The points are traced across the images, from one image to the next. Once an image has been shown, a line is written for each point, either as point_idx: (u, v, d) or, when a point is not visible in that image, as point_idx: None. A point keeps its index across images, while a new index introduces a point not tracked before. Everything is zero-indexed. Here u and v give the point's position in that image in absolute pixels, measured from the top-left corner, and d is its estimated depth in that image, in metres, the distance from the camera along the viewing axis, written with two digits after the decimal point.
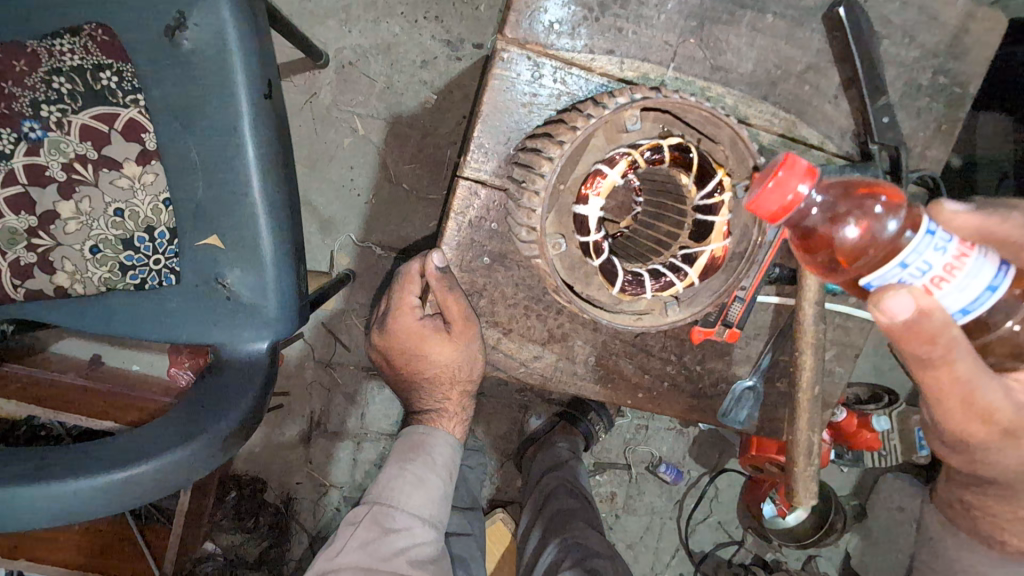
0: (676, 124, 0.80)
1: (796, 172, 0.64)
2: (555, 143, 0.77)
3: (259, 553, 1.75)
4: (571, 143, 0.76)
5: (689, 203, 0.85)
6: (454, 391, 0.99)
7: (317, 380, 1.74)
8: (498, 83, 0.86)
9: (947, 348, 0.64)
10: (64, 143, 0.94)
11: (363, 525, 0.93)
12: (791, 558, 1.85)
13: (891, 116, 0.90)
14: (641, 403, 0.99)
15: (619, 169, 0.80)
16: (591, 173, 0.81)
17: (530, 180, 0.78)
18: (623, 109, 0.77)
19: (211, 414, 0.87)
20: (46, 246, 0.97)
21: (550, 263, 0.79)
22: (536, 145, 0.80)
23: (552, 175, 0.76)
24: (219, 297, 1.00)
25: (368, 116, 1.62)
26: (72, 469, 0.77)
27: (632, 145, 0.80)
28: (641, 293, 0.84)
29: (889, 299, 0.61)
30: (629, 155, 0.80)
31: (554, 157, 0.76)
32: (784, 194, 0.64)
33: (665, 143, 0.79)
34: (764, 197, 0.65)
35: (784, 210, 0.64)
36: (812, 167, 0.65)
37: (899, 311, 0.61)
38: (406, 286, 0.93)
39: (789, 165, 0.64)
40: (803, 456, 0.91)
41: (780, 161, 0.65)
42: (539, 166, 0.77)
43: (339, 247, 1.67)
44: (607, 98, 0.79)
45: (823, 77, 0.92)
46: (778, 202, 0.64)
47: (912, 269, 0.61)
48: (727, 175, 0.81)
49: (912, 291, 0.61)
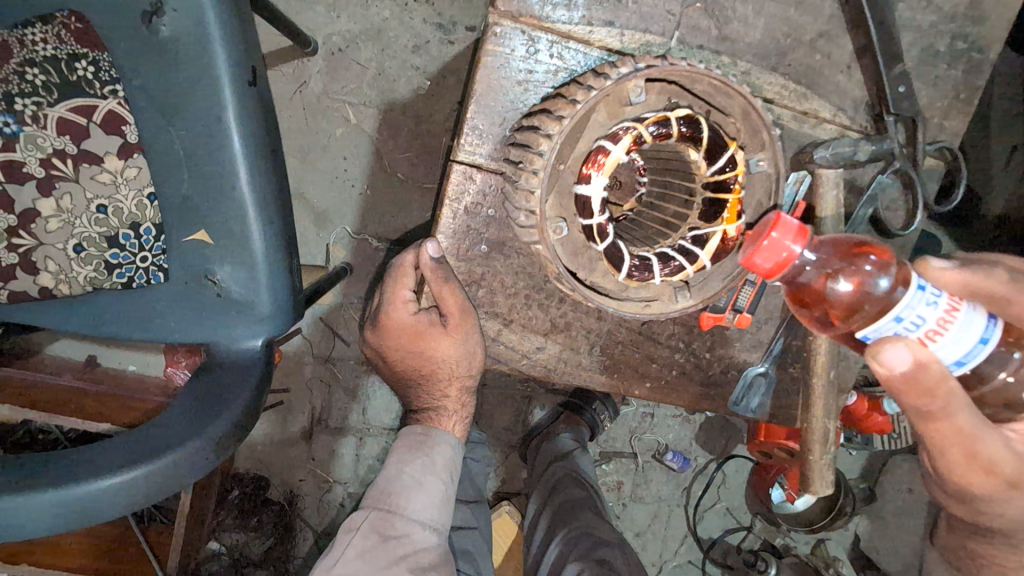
0: (684, 95, 0.76)
1: (789, 230, 0.62)
2: (553, 119, 0.73)
3: (264, 551, 1.74)
4: (571, 119, 0.72)
5: (698, 180, 0.81)
6: (453, 388, 0.95)
7: (316, 376, 1.71)
8: (490, 60, 0.81)
9: (947, 401, 0.61)
10: (40, 138, 0.90)
11: (360, 533, 0.90)
12: (801, 543, 1.83)
13: (907, 85, 0.85)
14: (649, 392, 0.96)
15: (623, 144, 0.75)
16: (594, 152, 0.76)
17: (527, 160, 0.74)
18: (626, 80, 0.73)
19: (203, 417, 0.83)
20: (28, 246, 0.94)
21: (550, 249, 0.76)
22: (533, 122, 0.76)
23: (551, 153, 0.72)
24: (209, 293, 0.97)
25: (360, 104, 1.58)
26: (59, 477, 0.74)
27: (636, 119, 0.75)
28: (648, 279, 0.80)
29: (886, 349, 0.59)
30: (633, 129, 0.75)
31: (554, 134, 0.72)
32: (779, 251, 0.62)
33: (672, 116, 0.74)
34: (758, 256, 0.63)
35: (780, 268, 0.63)
36: (806, 225, 0.63)
37: (897, 362, 0.59)
38: (399, 280, 0.88)
39: (782, 224, 0.62)
40: (819, 445, 0.88)
41: (772, 218, 0.63)
42: (536, 144, 0.73)
43: (335, 240, 1.63)
44: (608, 69, 0.75)
45: (835, 45, 0.88)
46: (773, 261, 0.63)
47: (907, 322, 0.59)
48: (738, 149, 0.77)
49: (908, 343, 0.59)
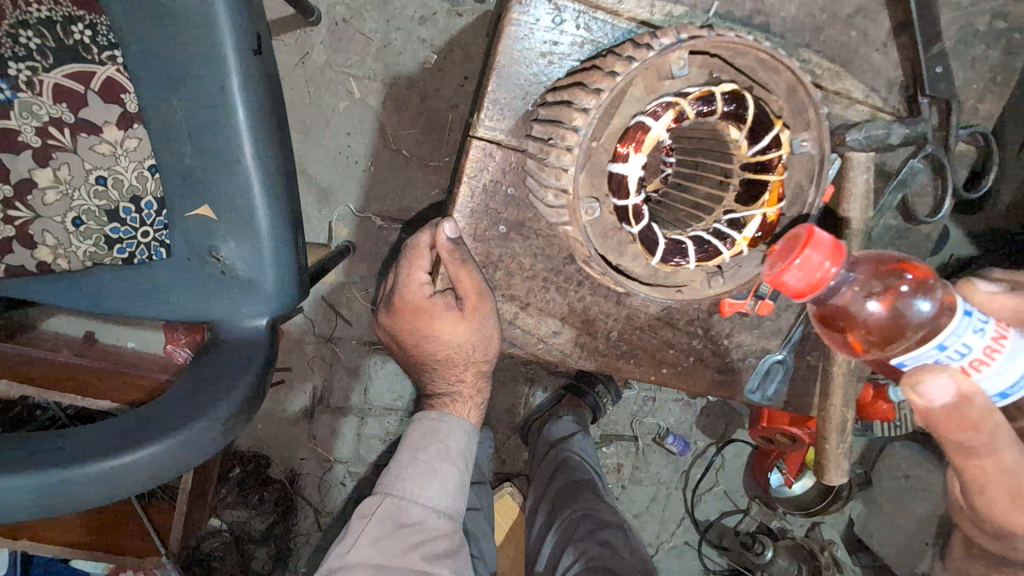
0: (725, 70, 0.73)
1: (822, 249, 0.62)
2: (589, 92, 0.69)
3: (265, 528, 1.75)
4: (610, 92, 0.67)
5: (736, 161, 0.76)
6: (469, 373, 0.93)
7: (318, 355, 1.70)
8: (514, 30, 0.78)
9: (990, 437, 0.63)
10: (36, 104, 0.86)
11: (374, 520, 0.88)
12: (796, 526, 1.85)
13: (944, 66, 0.85)
14: (665, 378, 0.95)
15: (665, 121, 0.69)
16: (631, 128, 0.71)
17: (560, 136, 0.70)
18: (669, 51, 0.69)
19: (208, 398, 0.81)
20: (25, 219, 0.90)
21: (581, 231, 0.72)
22: (566, 96, 0.71)
23: (588, 129, 0.68)
24: (212, 270, 0.94)
25: (365, 78, 1.53)
26: (63, 457, 0.72)
27: (678, 93, 0.70)
28: (684, 263, 0.75)
29: (928, 380, 0.61)
30: (675, 105, 0.69)
31: (590, 109, 0.68)
32: (813, 272, 0.63)
33: (718, 90, 0.69)
34: (791, 274, 0.63)
35: (813, 288, 0.63)
36: (840, 242, 0.63)
37: (939, 395, 0.60)
38: (415, 260, 0.86)
39: (815, 242, 0.62)
40: (837, 433, 0.86)
41: (803, 236, 0.63)
42: (571, 120, 0.69)
43: (338, 218, 1.60)
44: (649, 38, 0.70)
45: (872, 21, 0.85)
46: (806, 280, 0.63)
47: (951, 351, 0.61)
48: (784, 128, 0.73)
49: (951, 373, 0.61)
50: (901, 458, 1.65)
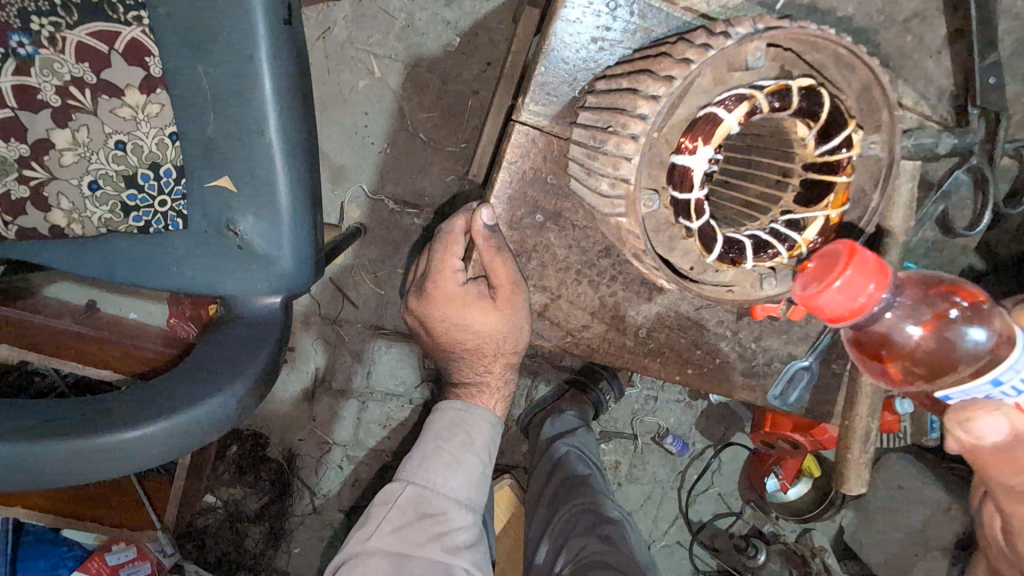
0: (798, 64, 0.65)
1: (863, 269, 0.59)
2: (660, 80, 0.61)
3: (260, 507, 1.73)
4: (683, 80, 0.60)
5: (799, 160, 0.70)
6: (497, 363, 0.92)
7: (323, 336, 1.67)
8: (566, 13, 0.76)
9: None
10: (57, 62, 0.83)
11: (397, 508, 0.88)
12: (787, 531, 1.83)
13: (997, 77, 0.83)
14: (689, 379, 0.94)
15: (739, 113, 0.62)
16: (700, 120, 0.64)
17: (623, 124, 0.63)
18: (746, 40, 0.61)
19: (224, 374, 0.80)
20: (40, 179, 0.87)
21: (639, 224, 0.66)
22: (631, 83, 0.65)
23: (657, 118, 0.61)
24: (230, 244, 0.92)
25: (386, 57, 1.50)
26: (78, 426, 0.71)
27: (752, 85, 0.63)
28: (740, 263, 0.71)
29: (980, 418, 0.69)
30: (750, 97, 0.62)
31: (661, 96, 0.61)
32: (853, 295, 0.60)
33: (795, 85, 0.63)
34: (831, 298, 0.60)
35: (853, 313, 0.60)
36: (882, 263, 0.60)
37: (990, 431, 0.70)
38: (447, 246, 0.84)
39: (858, 264, 0.59)
40: (860, 443, 0.85)
41: (843, 255, 0.60)
42: (635, 107, 0.62)
43: (350, 199, 1.58)
44: (723, 26, 0.63)
45: (929, 27, 0.85)
46: (847, 305, 0.60)
47: (1005, 388, 0.64)
48: (857, 128, 0.66)
49: (1004, 411, 0.68)
50: (896, 471, 1.64)
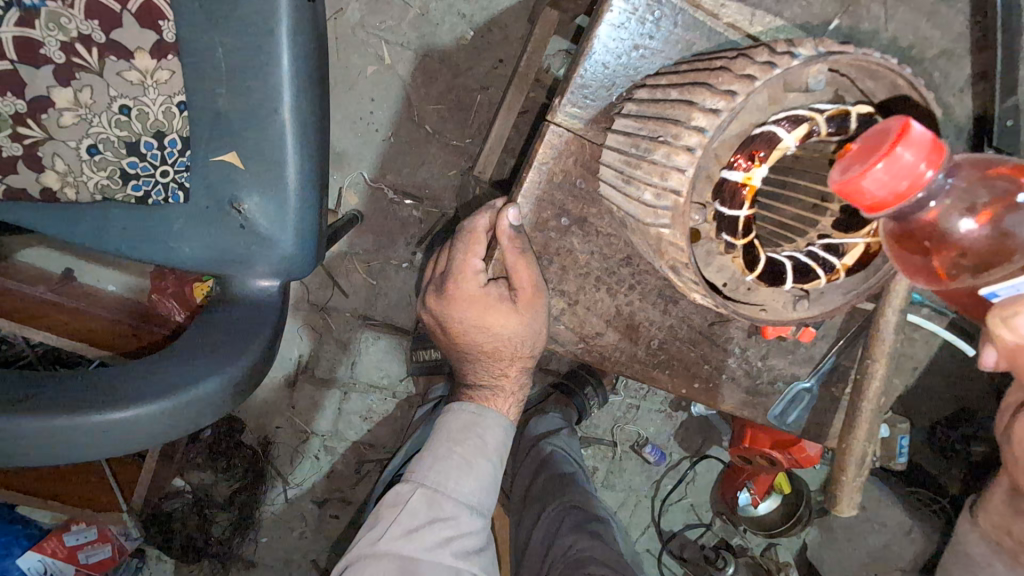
0: (852, 91, 0.66)
1: (916, 147, 0.54)
2: (720, 93, 0.61)
3: (231, 494, 1.68)
4: (746, 95, 0.59)
5: None
6: (512, 368, 0.91)
7: (310, 323, 1.64)
8: (611, 17, 0.76)
9: None
10: (64, 17, 0.79)
11: (407, 510, 0.86)
12: (752, 544, 1.82)
13: (1012, 120, 0.87)
14: (694, 394, 0.95)
15: (798, 134, 0.62)
16: (757, 138, 0.63)
17: (675, 135, 0.63)
18: (809, 63, 0.61)
19: (225, 356, 0.77)
20: (35, 139, 0.83)
21: (685, 238, 0.65)
22: (687, 95, 0.64)
23: (715, 132, 0.60)
24: (232, 222, 0.89)
25: (397, 44, 1.48)
26: (71, 402, 0.68)
27: (813, 108, 0.63)
28: (780, 284, 0.71)
29: (1022, 314, 0.69)
30: (809, 120, 0.62)
31: (721, 110, 0.60)
32: (899, 178, 0.54)
33: (854, 111, 0.63)
34: (873, 179, 0.55)
35: (896, 197, 0.55)
36: (935, 139, 0.54)
37: None
38: (470, 246, 0.83)
39: (908, 138, 0.53)
40: (855, 466, 0.86)
41: (895, 131, 0.54)
42: (691, 119, 0.62)
43: (349, 185, 1.55)
44: (785, 46, 0.63)
45: (952, 66, 0.87)
46: (889, 189, 0.55)
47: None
48: None
49: None
50: (864, 492, 1.69)
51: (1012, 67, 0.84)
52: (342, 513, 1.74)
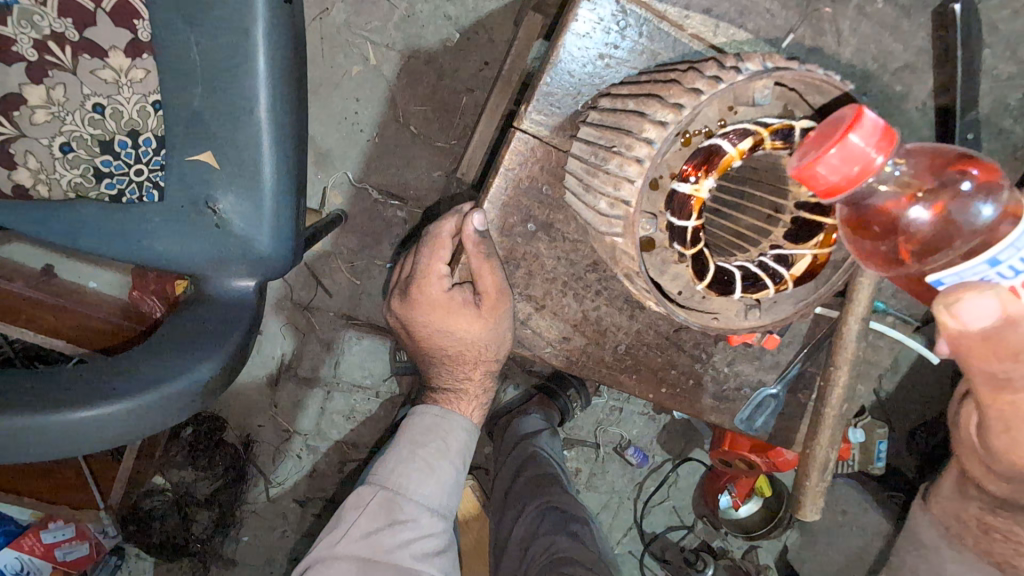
0: (802, 105, 0.67)
1: (867, 134, 0.54)
2: (668, 107, 0.62)
3: (210, 492, 1.68)
4: (692, 110, 0.61)
5: (793, 197, 0.73)
6: (477, 370, 0.92)
7: (293, 321, 1.63)
8: (577, 26, 0.78)
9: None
10: (37, 15, 0.81)
11: (368, 512, 0.86)
12: (734, 547, 1.83)
13: (975, 134, 0.88)
14: (662, 399, 0.95)
15: (743, 145, 0.63)
16: (703, 150, 0.65)
17: (628, 146, 0.64)
18: (754, 78, 0.63)
19: (192, 355, 0.76)
20: (8, 136, 0.84)
21: (636, 247, 0.66)
22: (640, 107, 0.65)
23: (663, 144, 0.62)
24: (207, 222, 0.88)
25: (383, 45, 1.48)
26: (32, 402, 0.67)
27: (758, 123, 0.64)
28: (728, 292, 0.73)
29: (967, 300, 0.58)
30: (755, 134, 0.64)
31: (668, 123, 0.62)
32: (851, 163, 0.54)
33: (798, 125, 0.65)
34: (825, 165, 0.54)
35: (849, 183, 0.55)
36: (886, 127, 0.54)
37: (974, 316, 0.58)
38: (434, 251, 0.84)
39: (860, 125, 0.53)
40: (818, 471, 0.87)
41: (847, 119, 0.54)
42: (642, 131, 0.63)
43: (333, 184, 1.55)
44: (734, 62, 0.64)
45: (918, 81, 0.88)
46: (841, 174, 0.55)
47: (1002, 269, 0.56)
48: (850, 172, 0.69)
49: (998, 292, 0.57)
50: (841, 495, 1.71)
51: (973, 82, 0.86)
52: (322, 512, 1.74)
